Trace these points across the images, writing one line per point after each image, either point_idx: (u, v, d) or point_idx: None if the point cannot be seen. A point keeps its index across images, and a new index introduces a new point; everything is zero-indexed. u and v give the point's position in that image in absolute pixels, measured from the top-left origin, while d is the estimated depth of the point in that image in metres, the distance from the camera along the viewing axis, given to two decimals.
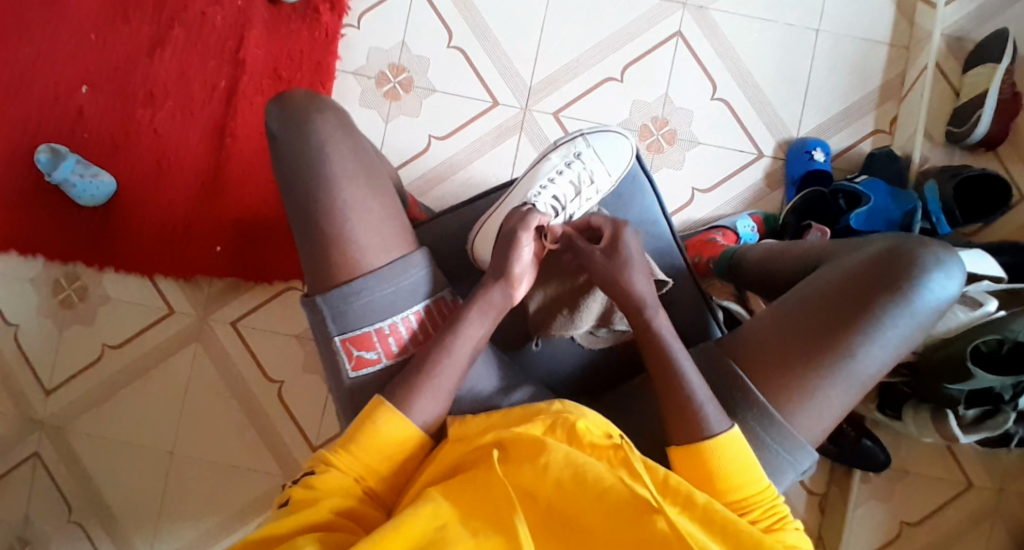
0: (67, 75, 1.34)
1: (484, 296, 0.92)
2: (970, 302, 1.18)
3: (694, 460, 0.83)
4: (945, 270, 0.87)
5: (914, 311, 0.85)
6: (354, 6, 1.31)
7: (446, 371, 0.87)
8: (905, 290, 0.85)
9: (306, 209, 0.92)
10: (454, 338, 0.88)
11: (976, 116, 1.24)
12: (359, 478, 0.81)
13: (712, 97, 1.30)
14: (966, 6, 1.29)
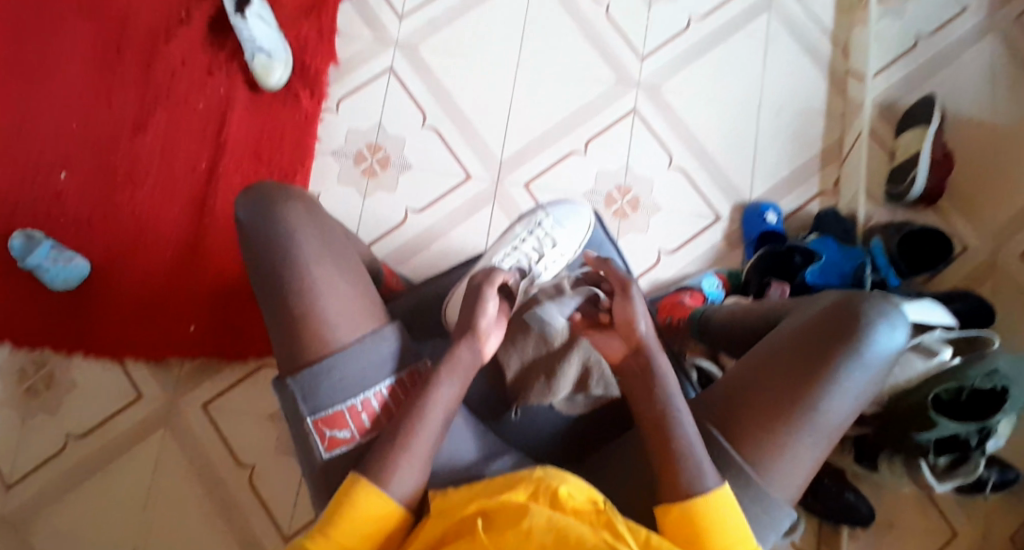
0: (48, 159, 1.37)
1: (451, 364, 0.91)
2: (926, 352, 1.21)
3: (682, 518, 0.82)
4: (894, 321, 0.90)
5: (867, 360, 0.89)
6: (333, 92, 1.39)
7: (417, 443, 0.86)
8: (854, 341, 0.89)
9: (277, 272, 0.91)
10: (422, 408, 0.87)
11: (912, 174, 1.35)
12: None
13: (670, 165, 1.40)
14: (893, 77, 1.43)
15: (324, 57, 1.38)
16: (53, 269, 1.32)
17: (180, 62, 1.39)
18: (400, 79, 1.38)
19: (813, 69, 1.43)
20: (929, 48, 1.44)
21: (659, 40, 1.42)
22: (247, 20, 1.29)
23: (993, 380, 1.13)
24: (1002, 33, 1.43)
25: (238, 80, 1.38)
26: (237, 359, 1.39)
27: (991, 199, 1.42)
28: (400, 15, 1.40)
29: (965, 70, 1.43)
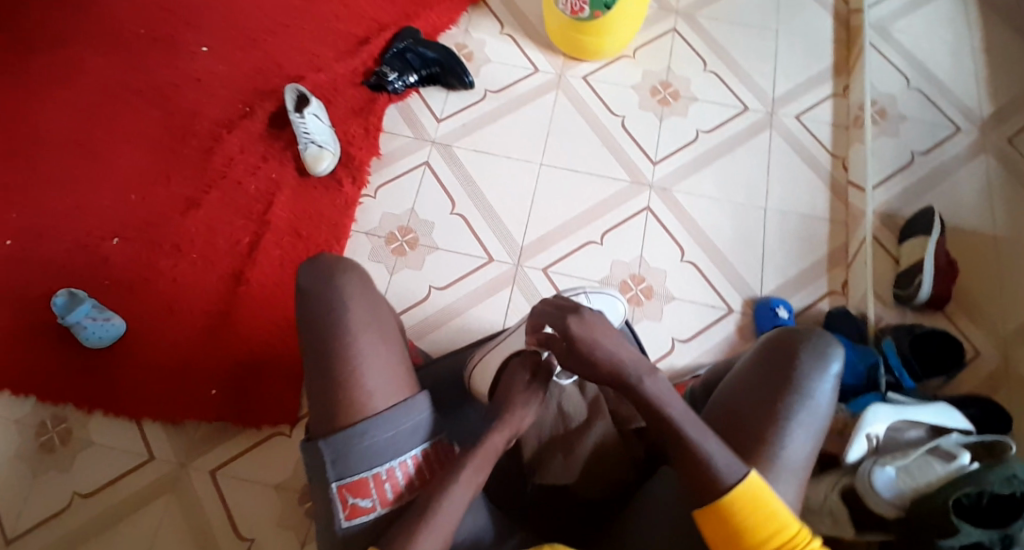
0: (102, 227, 1.45)
1: (479, 454, 0.89)
2: (945, 456, 1.09)
3: (723, 515, 0.84)
4: (830, 361, 0.95)
5: (813, 401, 0.93)
6: (373, 180, 1.51)
7: (439, 521, 0.84)
8: (798, 383, 0.93)
9: (318, 314, 0.93)
10: (446, 487, 0.86)
11: (918, 279, 1.35)
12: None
13: (682, 259, 1.46)
14: (891, 190, 1.48)
15: (369, 151, 1.51)
16: (93, 328, 1.34)
17: (238, 150, 1.50)
18: (434, 171, 1.51)
19: (815, 181, 1.52)
20: (924, 165, 1.50)
21: (669, 148, 1.54)
22: (304, 116, 1.45)
23: (1015, 486, 0.99)
24: (995, 151, 1.48)
25: (289, 167, 1.50)
26: (250, 426, 1.35)
27: (997, 307, 1.37)
28: (438, 119, 1.55)
29: (960, 184, 1.47)
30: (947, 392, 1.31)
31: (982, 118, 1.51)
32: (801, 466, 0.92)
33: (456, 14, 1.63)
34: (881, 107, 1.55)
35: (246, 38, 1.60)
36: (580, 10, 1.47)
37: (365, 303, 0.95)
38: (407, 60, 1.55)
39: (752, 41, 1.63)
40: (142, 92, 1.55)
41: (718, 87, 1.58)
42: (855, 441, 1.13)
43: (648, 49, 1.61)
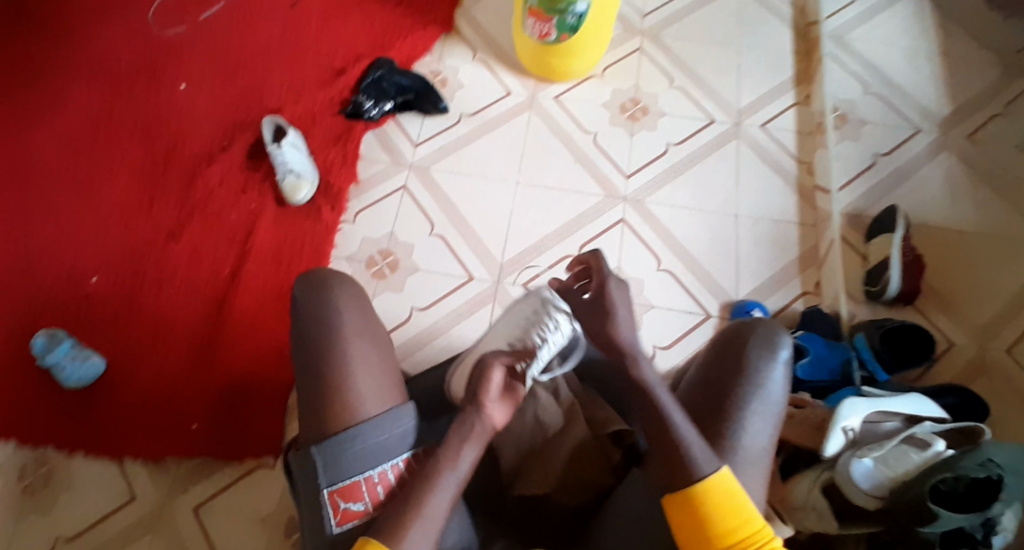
0: (83, 265, 1.45)
1: (466, 433, 0.90)
2: (920, 445, 1.11)
3: (689, 503, 0.87)
4: (778, 349, 0.98)
5: (766, 391, 0.95)
6: (353, 205, 1.52)
7: (437, 496, 0.85)
8: (750, 374, 0.96)
9: (311, 325, 0.94)
10: (440, 467, 0.87)
11: (887, 275, 1.38)
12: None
13: (659, 268, 1.49)
14: (857, 191, 1.51)
15: (347, 177, 1.53)
16: (72, 368, 1.34)
17: (218, 182, 1.52)
18: (412, 194, 1.53)
19: (783, 187, 1.55)
20: (888, 165, 1.53)
21: (640, 161, 1.57)
22: (282, 147, 1.48)
23: (990, 469, 1.02)
24: (956, 150, 1.53)
25: (268, 197, 1.51)
26: (233, 458, 1.34)
27: (969, 299, 1.41)
28: (415, 143, 1.57)
29: (924, 184, 1.50)
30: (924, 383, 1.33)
31: (941, 118, 1.56)
32: (762, 455, 0.95)
33: (429, 42, 1.65)
34: (843, 112, 1.59)
35: (223, 73, 1.61)
36: (547, 35, 1.52)
37: (356, 313, 0.95)
38: (381, 89, 1.58)
39: (717, 55, 1.67)
40: (122, 130, 1.56)
41: (686, 101, 1.62)
42: (832, 435, 1.12)
43: (616, 68, 1.65)
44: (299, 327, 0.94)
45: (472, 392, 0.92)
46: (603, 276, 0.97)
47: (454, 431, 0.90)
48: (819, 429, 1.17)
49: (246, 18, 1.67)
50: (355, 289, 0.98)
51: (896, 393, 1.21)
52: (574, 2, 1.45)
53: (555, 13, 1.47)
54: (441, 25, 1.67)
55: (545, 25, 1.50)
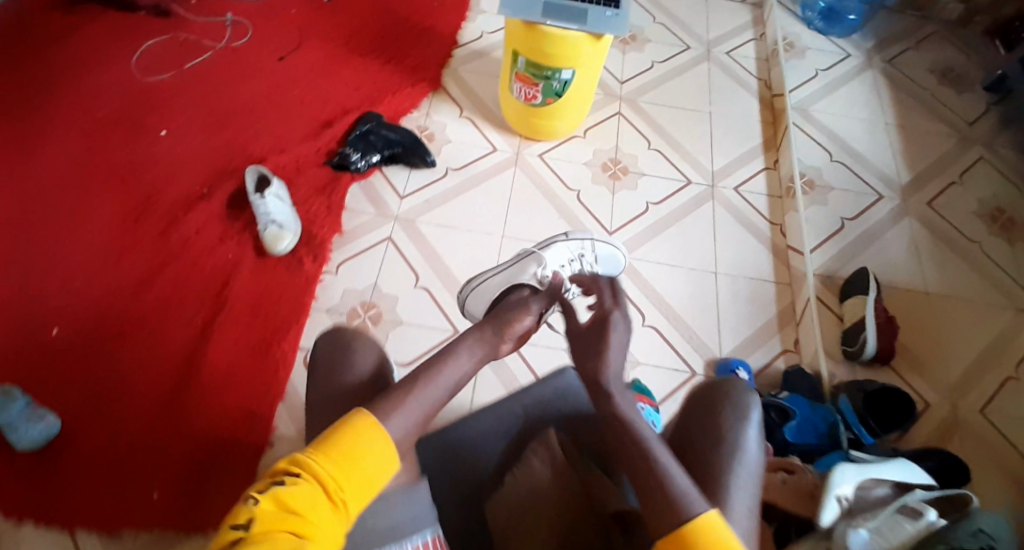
0: (45, 316, 1.39)
1: (475, 337, 1.03)
2: (912, 513, 1.09)
3: (679, 547, 0.81)
4: (749, 407, 1.02)
5: (745, 450, 0.98)
6: (335, 257, 1.50)
7: (420, 401, 0.91)
8: (729, 435, 0.99)
9: (337, 368, 1.01)
10: (438, 369, 0.96)
11: (863, 336, 1.43)
12: (326, 498, 0.80)
13: (643, 324, 1.51)
14: (829, 252, 1.58)
15: (331, 228, 1.51)
16: (26, 430, 1.28)
17: (196, 230, 1.47)
18: (397, 246, 1.52)
19: (760, 247, 1.60)
20: (854, 229, 1.61)
21: (621, 219, 1.60)
22: (265, 198, 1.45)
23: (983, 539, 1.02)
24: (917, 215, 1.62)
25: (247, 247, 1.47)
26: (193, 532, 1.27)
27: (939, 356, 1.48)
28: (401, 195, 1.57)
29: (889, 246, 1.58)
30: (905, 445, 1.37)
31: (901, 186, 1.66)
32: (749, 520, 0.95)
33: (417, 99, 1.67)
34: (810, 178, 1.66)
35: (207, 120, 1.58)
36: (533, 98, 1.58)
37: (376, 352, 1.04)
38: (370, 142, 1.58)
39: (693, 121, 1.74)
40: (96, 174, 1.50)
41: (663, 163, 1.68)
42: (827, 504, 1.12)
43: (597, 130, 1.70)
44: (323, 370, 1.01)
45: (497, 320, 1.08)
46: (604, 310, 1.01)
47: (470, 337, 1.03)
48: (810, 497, 1.19)
49: (233, 68, 1.66)
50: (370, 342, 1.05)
51: (882, 460, 1.23)
52: (560, 72, 1.50)
53: (541, 79, 1.53)
54: (430, 83, 1.70)
55: (531, 89, 1.56)
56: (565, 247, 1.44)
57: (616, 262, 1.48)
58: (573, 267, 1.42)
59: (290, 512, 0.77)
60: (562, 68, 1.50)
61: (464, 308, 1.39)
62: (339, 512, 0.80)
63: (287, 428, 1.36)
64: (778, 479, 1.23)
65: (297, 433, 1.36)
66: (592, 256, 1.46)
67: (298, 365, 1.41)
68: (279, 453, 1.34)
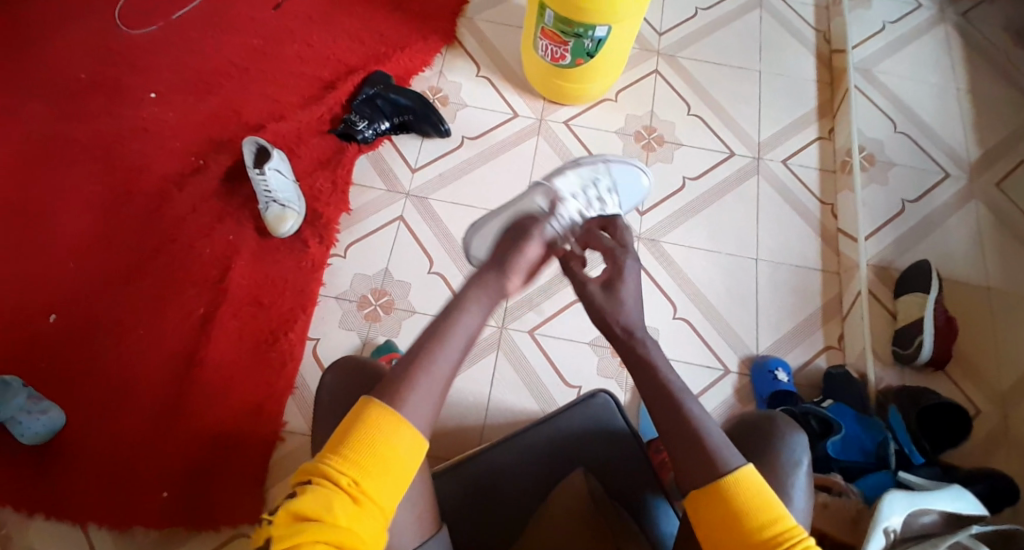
0: (38, 302, 1.30)
1: (479, 285, 0.93)
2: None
3: (718, 499, 0.81)
4: (795, 451, 0.92)
5: (792, 505, 0.89)
6: (343, 238, 1.39)
7: (434, 372, 0.84)
8: (771, 481, 0.90)
9: (338, 395, 0.93)
10: (450, 329, 0.88)
11: (919, 339, 1.31)
12: (347, 498, 0.76)
13: (675, 316, 1.39)
14: (883, 240, 1.45)
15: (338, 206, 1.40)
16: (29, 424, 1.18)
17: (189, 211, 1.38)
18: (409, 225, 1.40)
19: (805, 228, 1.47)
20: (916, 213, 1.47)
21: (656, 198, 1.47)
22: (264, 172, 1.32)
23: None
24: (985, 199, 1.47)
25: (247, 227, 1.38)
26: (205, 528, 1.20)
27: (994, 361, 1.35)
28: (412, 168, 1.45)
29: (951, 234, 1.44)
30: (956, 459, 1.27)
31: (969, 162, 1.51)
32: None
33: (429, 55, 1.54)
34: (870, 152, 1.52)
35: (198, 83, 1.48)
36: (561, 58, 1.40)
37: (363, 376, 0.94)
38: (377, 107, 1.45)
39: (734, 84, 1.59)
40: (83, 147, 1.42)
41: (703, 132, 1.53)
42: (874, 536, 1.02)
43: (630, 92, 1.55)
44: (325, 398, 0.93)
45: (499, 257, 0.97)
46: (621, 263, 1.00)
47: (474, 287, 0.93)
48: (855, 523, 1.11)
49: (226, 19, 1.54)
50: (362, 370, 0.94)
51: (937, 485, 1.12)
52: (593, 29, 1.31)
53: (571, 36, 1.34)
54: (443, 37, 1.56)
55: (559, 48, 1.38)
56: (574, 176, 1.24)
57: (637, 189, 1.34)
58: (589, 193, 1.22)
59: (309, 521, 0.74)
60: (596, 25, 1.31)
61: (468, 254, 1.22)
62: (366, 510, 0.76)
63: (296, 422, 1.28)
64: (818, 501, 1.14)
65: (308, 429, 1.27)
66: (608, 179, 1.27)
67: (308, 356, 1.31)
68: (288, 452, 1.26)
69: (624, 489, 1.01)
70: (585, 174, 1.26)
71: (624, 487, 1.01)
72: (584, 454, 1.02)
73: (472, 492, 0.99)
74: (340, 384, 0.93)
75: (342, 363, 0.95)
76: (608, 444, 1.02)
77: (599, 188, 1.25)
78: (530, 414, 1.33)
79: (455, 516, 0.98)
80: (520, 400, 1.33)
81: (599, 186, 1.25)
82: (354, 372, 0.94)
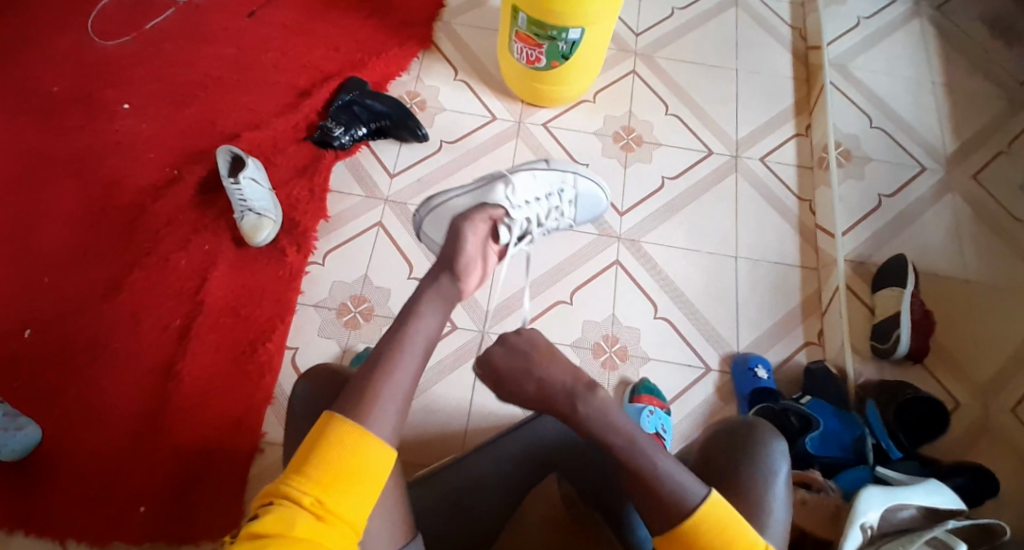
0: (14, 318, 1.30)
1: (435, 288, 0.96)
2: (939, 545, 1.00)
3: (685, 539, 0.81)
4: (774, 461, 0.92)
5: (773, 518, 0.89)
6: (321, 246, 1.39)
7: (398, 377, 0.86)
8: (749, 489, 0.90)
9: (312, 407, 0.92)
10: (409, 330, 0.90)
11: (896, 333, 1.31)
12: (310, 515, 0.76)
13: (655, 315, 1.40)
14: (860, 236, 1.45)
15: (315, 214, 1.40)
16: (6, 441, 1.17)
17: (166, 222, 1.37)
18: (388, 232, 1.40)
19: (784, 225, 1.48)
20: (894, 207, 1.47)
21: (634, 197, 1.47)
22: (239, 182, 1.32)
23: None
24: (962, 192, 1.48)
25: (225, 237, 1.37)
26: (187, 541, 1.19)
27: (972, 355, 1.36)
28: (391, 174, 1.44)
29: (929, 227, 1.45)
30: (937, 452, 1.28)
31: (946, 155, 1.51)
32: None
33: (405, 60, 1.54)
34: (846, 148, 1.52)
35: (172, 94, 1.48)
36: (536, 61, 1.40)
37: (326, 383, 0.93)
38: (354, 114, 1.45)
39: (711, 83, 1.59)
40: (58, 160, 1.41)
41: (681, 131, 1.54)
42: (851, 534, 1.03)
43: (607, 93, 1.55)
44: (300, 409, 0.93)
45: (448, 257, 0.99)
46: None
47: (431, 290, 0.95)
48: (833, 519, 1.11)
49: (201, 29, 1.54)
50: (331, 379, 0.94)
51: (915, 480, 1.13)
52: (566, 31, 1.31)
53: (545, 39, 1.34)
54: (419, 41, 1.55)
55: (534, 50, 1.38)
56: (542, 179, 1.27)
57: (595, 207, 1.35)
58: (547, 200, 1.25)
59: (272, 537, 0.73)
60: (569, 27, 1.31)
61: (419, 232, 1.32)
62: (332, 526, 0.76)
63: (274, 432, 1.27)
64: (797, 498, 1.14)
65: (282, 438, 1.27)
66: (573, 192, 1.30)
67: (286, 365, 1.31)
68: (267, 461, 1.25)
69: (601, 495, 1.01)
70: (553, 181, 1.28)
71: (601, 494, 1.01)
72: (559, 461, 1.02)
73: (447, 497, 0.99)
74: (313, 394, 0.93)
75: (317, 374, 0.95)
76: (584, 450, 1.02)
77: (562, 198, 1.28)
78: (512, 419, 1.33)
79: (431, 520, 0.97)
80: (501, 404, 1.33)
81: (560, 200, 1.27)
82: (320, 382, 0.94)
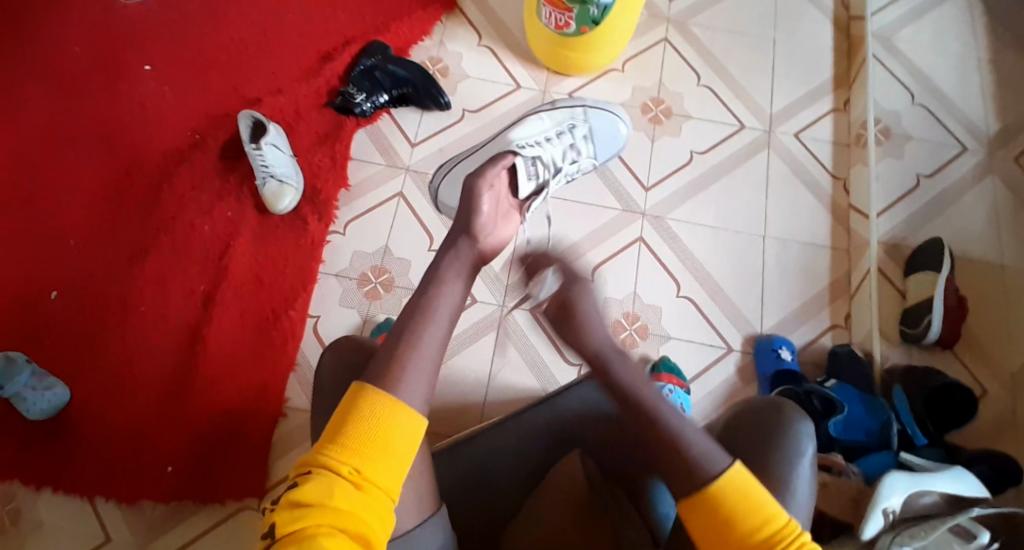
0: (42, 280, 1.31)
1: (452, 254, 0.94)
2: (965, 535, 1.01)
3: (706, 505, 0.80)
4: (802, 442, 0.91)
5: (796, 500, 0.89)
6: (342, 215, 1.38)
7: (423, 352, 0.85)
8: (774, 470, 0.89)
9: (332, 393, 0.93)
10: (433, 305, 0.89)
11: (927, 318, 1.28)
12: (349, 484, 0.76)
13: (678, 294, 1.38)
14: (896, 217, 1.41)
15: (337, 182, 1.39)
16: (34, 401, 1.20)
17: (189, 187, 1.37)
18: (410, 202, 1.39)
19: (816, 204, 1.44)
20: (931, 188, 1.42)
21: (661, 172, 1.44)
22: (260, 147, 1.30)
23: None
24: (1002, 174, 1.42)
25: (247, 205, 1.37)
26: (211, 502, 1.22)
27: (1004, 343, 1.32)
28: (412, 143, 1.42)
29: (967, 211, 1.40)
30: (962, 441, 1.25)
31: (988, 135, 1.45)
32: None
33: (430, 24, 1.50)
34: (885, 125, 1.47)
35: (193, 56, 1.46)
36: (565, 25, 1.36)
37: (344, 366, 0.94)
38: (376, 80, 1.42)
39: (746, 52, 1.53)
40: (81, 123, 1.40)
41: (712, 103, 1.49)
42: (872, 517, 1.03)
43: (637, 62, 1.50)
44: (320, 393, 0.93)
45: (461, 221, 0.98)
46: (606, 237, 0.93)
47: (447, 258, 0.93)
48: (855, 503, 1.11)
49: None
50: (350, 359, 0.94)
51: (939, 467, 1.12)
52: None
53: (576, 3, 1.30)
54: (443, 5, 1.51)
55: (564, 14, 1.34)
56: (549, 121, 1.35)
57: (613, 137, 1.39)
58: (560, 138, 1.32)
59: (313, 507, 0.74)
60: None
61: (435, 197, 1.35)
62: (371, 495, 0.76)
63: (298, 399, 1.28)
64: (819, 481, 1.14)
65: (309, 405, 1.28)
66: (581, 127, 1.35)
67: (308, 334, 1.32)
68: (292, 426, 1.27)
69: (621, 476, 1.01)
70: (562, 120, 1.35)
71: (622, 477, 1.01)
72: (582, 438, 1.03)
73: (466, 475, 0.99)
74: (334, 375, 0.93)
75: (340, 349, 0.95)
76: (603, 433, 1.02)
77: (573, 133, 1.35)
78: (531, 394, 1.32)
79: (453, 495, 0.98)
80: (521, 379, 1.33)
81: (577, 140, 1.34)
82: (340, 361, 0.94)
